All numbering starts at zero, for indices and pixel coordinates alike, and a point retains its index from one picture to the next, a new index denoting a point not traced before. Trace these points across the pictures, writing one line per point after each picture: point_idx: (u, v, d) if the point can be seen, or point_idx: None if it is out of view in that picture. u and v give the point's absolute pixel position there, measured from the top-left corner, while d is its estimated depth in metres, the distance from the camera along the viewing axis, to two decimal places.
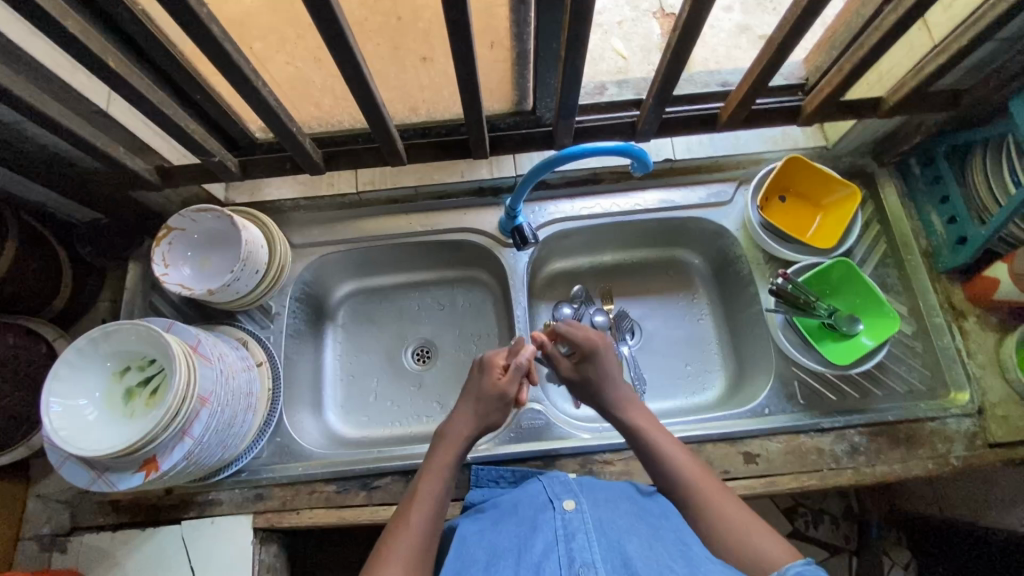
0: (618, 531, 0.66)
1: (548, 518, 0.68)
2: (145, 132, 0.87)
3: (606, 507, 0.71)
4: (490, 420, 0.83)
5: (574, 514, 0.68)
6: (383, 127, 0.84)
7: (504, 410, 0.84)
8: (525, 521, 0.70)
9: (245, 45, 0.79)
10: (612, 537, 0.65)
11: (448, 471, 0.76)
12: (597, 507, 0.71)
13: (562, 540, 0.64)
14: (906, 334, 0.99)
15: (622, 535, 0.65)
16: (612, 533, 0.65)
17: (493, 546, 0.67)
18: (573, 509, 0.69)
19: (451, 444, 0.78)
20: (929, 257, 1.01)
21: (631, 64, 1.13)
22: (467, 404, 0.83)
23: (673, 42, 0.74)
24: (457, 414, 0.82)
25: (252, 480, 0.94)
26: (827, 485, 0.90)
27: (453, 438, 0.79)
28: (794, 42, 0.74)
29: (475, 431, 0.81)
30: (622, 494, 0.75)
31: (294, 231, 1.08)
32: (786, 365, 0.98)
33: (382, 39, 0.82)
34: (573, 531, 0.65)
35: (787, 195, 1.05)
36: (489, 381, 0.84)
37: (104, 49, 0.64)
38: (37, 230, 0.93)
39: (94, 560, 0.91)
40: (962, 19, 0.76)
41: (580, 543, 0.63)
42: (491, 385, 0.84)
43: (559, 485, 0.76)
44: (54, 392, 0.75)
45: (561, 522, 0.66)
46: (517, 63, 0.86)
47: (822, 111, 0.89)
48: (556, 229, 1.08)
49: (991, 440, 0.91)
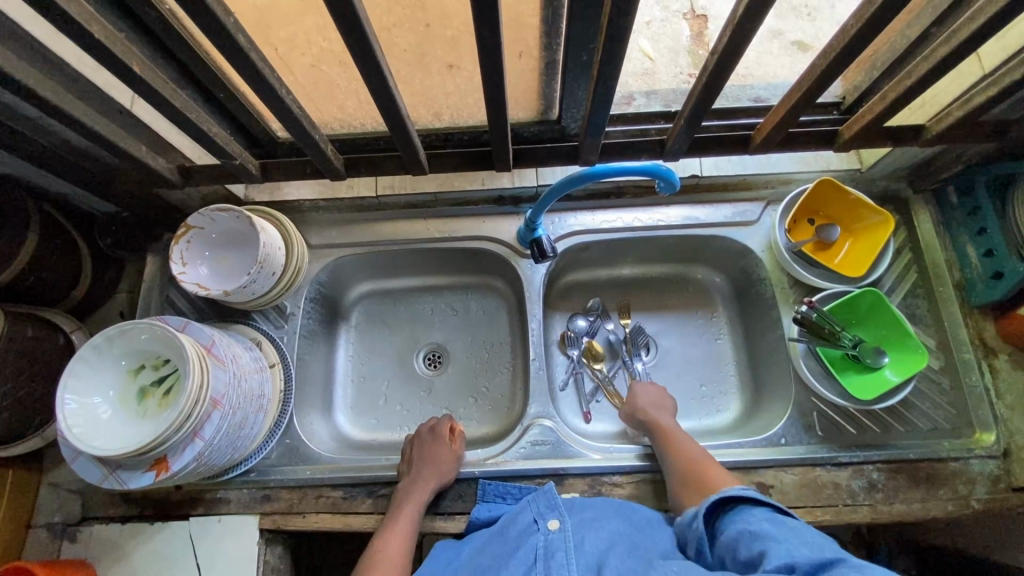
0: (599, 549, 0.70)
1: (532, 538, 0.74)
2: (168, 131, 0.87)
3: (593, 524, 0.75)
4: (443, 481, 0.90)
5: (557, 534, 0.74)
6: (406, 134, 0.82)
7: (456, 471, 0.92)
8: (512, 540, 0.76)
9: (270, 47, 0.77)
10: (592, 557, 0.70)
11: (411, 527, 0.85)
12: (584, 524, 0.75)
13: (540, 559, 0.71)
14: (933, 369, 0.95)
15: (601, 553, 0.70)
16: (593, 553, 0.70)
17: (476, 563, 0.75)
18: (556, 530, 0.75)
19: (411, 501, 0.87)
20: (962, 290, 0.97)
21: (658, 67, 1.09)
22: (421, 470, 0.89)
23: (713, 62, 0.72)
24: (411, 479, 0.88)
25: (260, 481, 0.94)
26: (842, 521, 0.88)
27: (409, 499, 0.87)
28: (837, 70, 0.71)
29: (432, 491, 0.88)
30: (611, 510, 0.78)
31: (312, 231, 1.08)
32: (806, 396, 0.95)
33: (408, 45, 0.80)
34: (553, 550, 0.72)
35: (817, 218, 1.02)
36: (433, 437, 0.93)
37: (127, 52, 0.63)
38: (59, 222, 0.94)
39: (102, 552, 0.92)
40: (1016, 50, 0.73)
41: (558, 561, 0.70)
42: (436, 449, 0.92)
43: (543, 501, 0.80)
44: (68, 389, 0.75)
45: (543, 542, 0.73)
46: (545, 73, 0.84)
47: (860, 138, 0.86)
48: (576, 242, 1.06)
49: (1015, 484, 0.88)
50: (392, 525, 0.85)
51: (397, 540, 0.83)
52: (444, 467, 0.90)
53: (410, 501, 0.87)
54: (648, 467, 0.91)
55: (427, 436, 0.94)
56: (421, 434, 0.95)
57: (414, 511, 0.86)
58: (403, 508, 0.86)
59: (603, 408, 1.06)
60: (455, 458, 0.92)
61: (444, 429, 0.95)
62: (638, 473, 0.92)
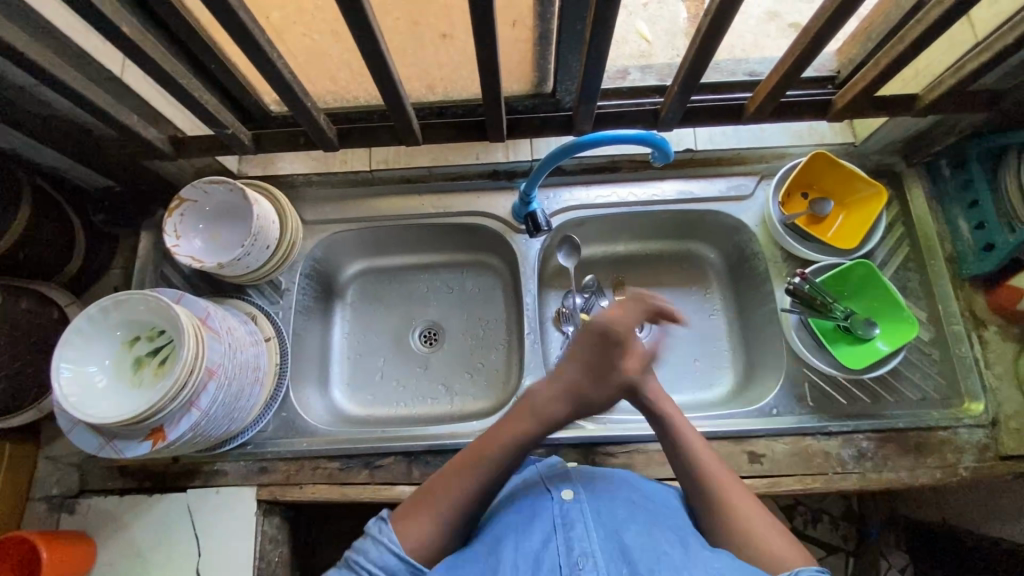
0: (617, 519, 0.66)
1: (545, 507, 0.68)
2: (160, 101, 0.87)
3: (604, 492, 0.70)
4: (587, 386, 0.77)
5: (572, 505, 0.67)
6: (399, 104, 0.82)
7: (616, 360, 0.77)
8: (524, 508, 0.69)
9: (262, 15, 0.77)
10: (611, 526, 0.65)
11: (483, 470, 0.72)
12: (596, 496, 0.70)
13: (560, 529, 0.64)
14: (923, 340, 0.96)
15: (620, 524, 0.65)
16: (611, 523, 0.65)
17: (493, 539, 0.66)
18: (572, 499, 0.68)
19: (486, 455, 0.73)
20: (953, 263, 0.98)
21: (655, 48, 1.04)
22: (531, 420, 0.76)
23: (705, 29, 0.71)
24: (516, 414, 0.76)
25: (256, 453, 0.95)
26: (831, 489, 0.89)
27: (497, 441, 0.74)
28: (830, 34, 0.71)
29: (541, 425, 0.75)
30: (622, 481, 0.74)
31: (306, 207, 1.08)
32: (797, 367, 0.96)
33: (401, 13, 0.80)
34: (572, 521, 0.65)
35: (810, 191, 1.02)
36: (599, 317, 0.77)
37: (117, 14, 0.63)
38: (51, 195, 0.94)
39: (100, 524, 0.92)
40: (1009, 16, 0.73)
41: (579, 533, 0.63)
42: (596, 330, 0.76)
43: (556, 471, 0.74)
44: (64, 359, 0.76)
45: (559, 513, 0.66)
46: (539, 44, 0.83)
47: (854, 107, 0.86)
48: (571, 217, 1.06)
49: (1002, 452, 0.90)
50: (467, 467, 0.72)
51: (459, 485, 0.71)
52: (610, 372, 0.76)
53: (481, 461, 0.73)
54: (642, 437, 0.93)
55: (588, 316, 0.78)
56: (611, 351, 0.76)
57: (492, 472, 0.72)
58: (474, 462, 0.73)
59: None
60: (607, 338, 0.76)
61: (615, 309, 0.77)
62: (632, 443, 0.93)
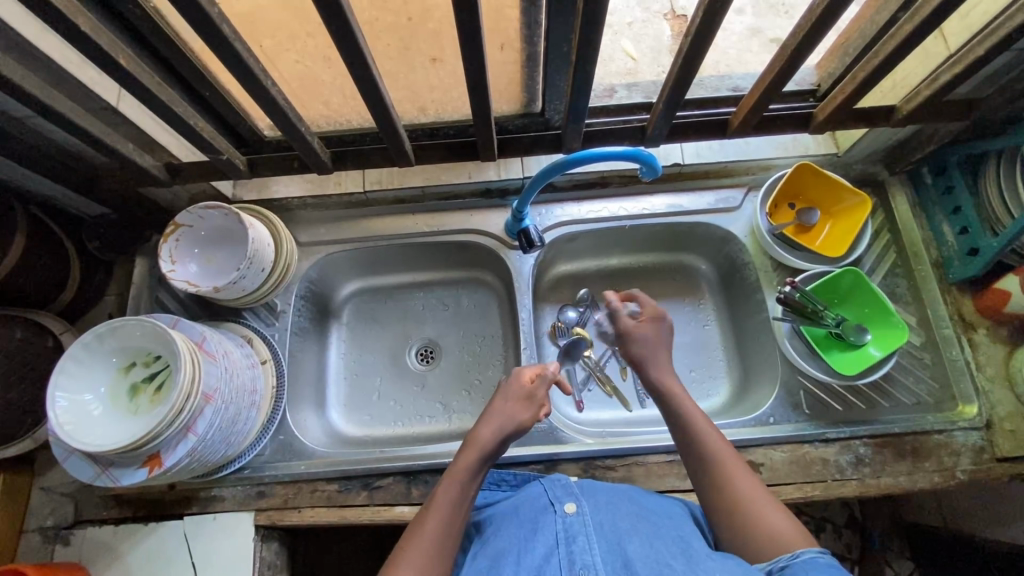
0: (621, 533, 0.65)
1: (547, 522, 0.67)
2: (155, 129, 0.88)
3: (607, 509, 0.70)
4: (518, 419, 0.77)
5: (575, 518, 0.67)
6: (392, 129, 0.84)
7: (535, 412, 0.79)
8: (526, 524, 0.68)
9: (255, 43, 0.78)
10: (613, 538, 0.64)
11: (454, 502, 0.70)
12: (599, 509, 0.70)
13: (562, 543, 0.63)
14: (914, 345, 0.97)
15: (624, 535, 0.64)
16: (613, 536, 0.65)
17: (496, 550, 0.65)
18: (574, 513, 0.68)
19: (434, 515, 0.68)
20: (940, 268, 1.00)
21: (641, 66, 1.09)
22: (497, 411, 0.77)
23: (686, 47, 0.74)
24: (485, 418, 0.77)
25: (254, 477, 0.94)
26: (831, 496, 0.89)
27: (453, 472, 0.72)
28: (808, 50, 0.73)
29: (502, 436, 0.75)
30: (623, 495, 0.74)
31: (301, 228, 1.09)
32: (792, 374, 0.97)
33: (392, 39, 0.82)
34: (574, 534, 0.64)
35: (797, 202, 1.05)
36: (516, 382, 0.81)
37: (113, 46, 0.65)
38: (45, 223, 0.95)
39: (97, 554, 0.91)
40: (979, 28, 0.76)
41: (581, 545, 0.63)
42: (518, 386, 0.80)
43: (559, 488, 0.74)
44: (60, 388, 0.75)
45: (562, 527, 0.66)
46: (527, 65, 0.85)
47: (834, 118, 0.89)
48: (564, 232, 1.08)
49: (998, 454, 0.90)
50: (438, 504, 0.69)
51: (433, 521, 0.68)
52: (518, 409, 0.78)
53: (432, 515, 0.68)
54: (641, 449, 0.93)
55: (506, 382, 0.82)
56: (511, 383, 0.81)
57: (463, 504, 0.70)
58: (423, 528, 0.67)
59: (595, 397, 1.07)
60: (529, 397, 0.80)
61: (526, 373, 0.82)
62: (630, 455, 0.93)
